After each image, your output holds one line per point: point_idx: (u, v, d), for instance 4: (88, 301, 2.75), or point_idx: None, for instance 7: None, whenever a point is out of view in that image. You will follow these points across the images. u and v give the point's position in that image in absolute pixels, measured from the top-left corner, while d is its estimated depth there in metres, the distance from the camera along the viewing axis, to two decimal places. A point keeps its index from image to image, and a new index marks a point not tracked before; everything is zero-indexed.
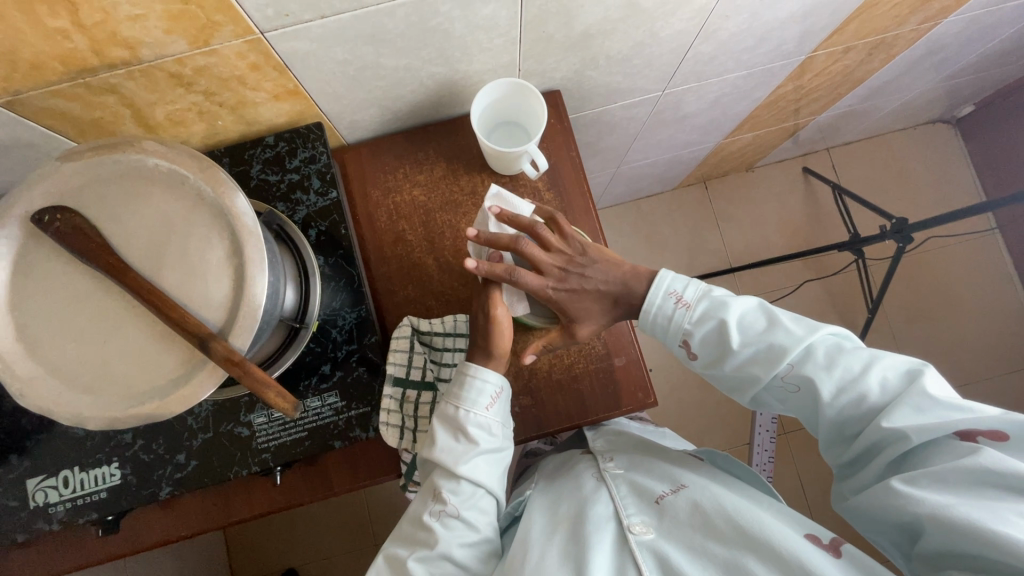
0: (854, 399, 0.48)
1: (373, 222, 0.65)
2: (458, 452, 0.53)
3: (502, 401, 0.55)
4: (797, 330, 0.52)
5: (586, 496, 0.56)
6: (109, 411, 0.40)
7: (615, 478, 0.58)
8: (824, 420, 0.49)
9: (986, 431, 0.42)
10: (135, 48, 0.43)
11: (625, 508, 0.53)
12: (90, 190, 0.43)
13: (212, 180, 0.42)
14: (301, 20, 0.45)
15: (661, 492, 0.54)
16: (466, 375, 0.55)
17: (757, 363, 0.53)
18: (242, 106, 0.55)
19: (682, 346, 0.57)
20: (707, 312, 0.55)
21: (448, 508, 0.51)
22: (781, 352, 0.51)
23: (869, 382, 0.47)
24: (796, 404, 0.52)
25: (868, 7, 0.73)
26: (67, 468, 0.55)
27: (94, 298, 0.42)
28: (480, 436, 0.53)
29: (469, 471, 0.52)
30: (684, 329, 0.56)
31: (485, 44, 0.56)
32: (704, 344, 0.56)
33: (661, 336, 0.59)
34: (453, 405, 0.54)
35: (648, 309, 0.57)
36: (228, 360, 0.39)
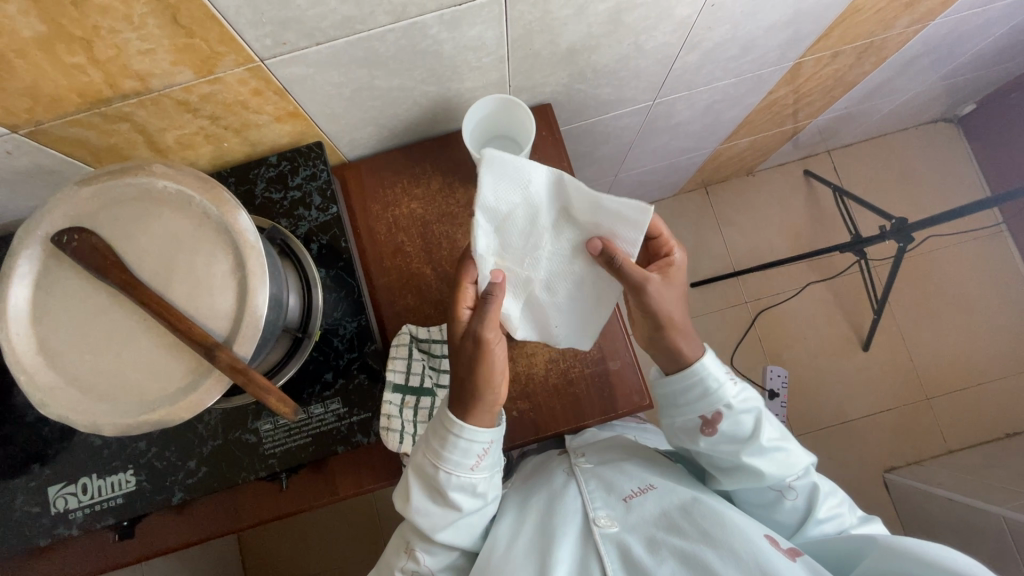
0: (833, 522, 0.60)
1: (373, 234, 0.68)
2: (436, 515, 0.54)
3: (490, 457, 0.54)
4: (798, 454, 0.62)
5: (556, 492, 0.59)
6: (124, 418, 0.43)
7: (584, 473, 0.61)
8: (806, 531, 0.59)
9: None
10: (145, 79, 0.47)
11: (592, 502, 0.56)
12: (106, 211, 0.46)
13: (216, 200, 0.45)
14: (297, 47, 0.48)
15: (628, 491, 0.57)
16: (450, 437, 0.52)
17: (771, 461, 0.59)
18: (246, 128, 0.58)
19: (706, 416, 0.59)
20: (749, 400, 0.60)
21: (421, 567, 0.56)
22: (795, 459, 0.60)
23: (842, 516, 0.61)
24: (777, 509, 0.61)
25: (851, 14, 0.75)
26: (85, 476, 0.57)
27: (109, 311, 0.44)
28: (461, 499, 0.54)
29: (446, 536, 0.55)
30: (722, 404, 0.58)
31: (474, 63, 0.59)
32: (735, 426, 0.59)
33: (693, 400, 0.59)
34: (433, 466, 0.53)
35: (704, 376, 0.58)
36: (231, 367, 0.42)
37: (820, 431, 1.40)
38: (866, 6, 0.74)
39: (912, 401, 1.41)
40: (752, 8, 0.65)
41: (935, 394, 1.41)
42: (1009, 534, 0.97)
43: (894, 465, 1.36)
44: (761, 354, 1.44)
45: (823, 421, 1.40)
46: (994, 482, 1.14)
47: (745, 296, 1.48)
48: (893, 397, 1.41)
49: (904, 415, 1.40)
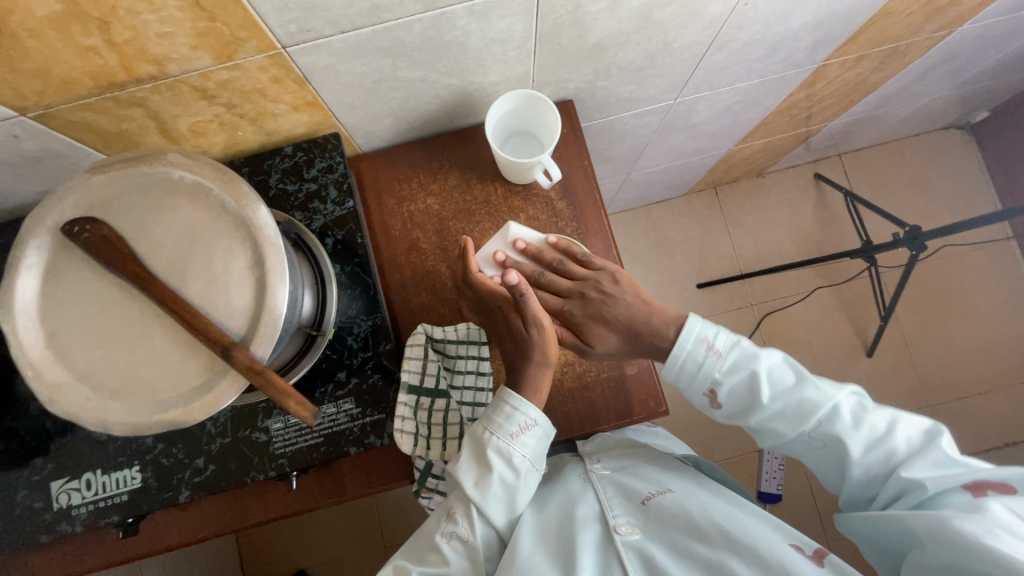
0: (883, 456, 0.54)
1: (388, 230, 0.66)
2: (474, 478, 0.53)
3: (533, 433, 0.54)
4: (825, 386, 0.56)
5: (572, 497, 0.57)
6: (134, 417, 0.41)
7: (601, 478, 0.59)
8: (851, 474, 0.55)
9: (996, 483, 0.48)
10: (162, 64, 0.44)
11: (611, 508, 0.55)
12: (118, 201, 0.44)
13: (235, 193, 0.43)
14: (321, 35, 0.46)
15: (647, 493, 0.56)
16: (500, 398, 0.55)
17: (783, 418, 0.57)
18: (262, 117, 0.56)
19: (708, 393, 0.60)
20: (738, 364, 0.58)
21: (457, 532, 0.52)
22: (811, 408, 0.55)
23: (895, 441, 0.54)
24: (822, 459, 0.58)
25: (881, 17, 0.73)
26: (89, 472, 0.56)
27: (120, 307, 0.43)
28: (499, 464, 0.53)
29: (482, 503, 0.52)
30: (713, 378, 0.59)
31: (500, 56, 0.57)
32: (731, 394, 0.59)
33: (687, 382, 0.60)
34: (480, 427, 0.54)
35: (676, 355, 0.59)
36: (250, 368, 0.41)
37: None
38: (897, 10, 0.73)
39: (914, 407, 1.41)
40: (785, 8, 0.64)
41: (937, 402, 1.41)
42: None
43: None
44: None
45: None
46: None
47: (751, 298, 1.47)
48: (895, 404, 1.41)
49: None
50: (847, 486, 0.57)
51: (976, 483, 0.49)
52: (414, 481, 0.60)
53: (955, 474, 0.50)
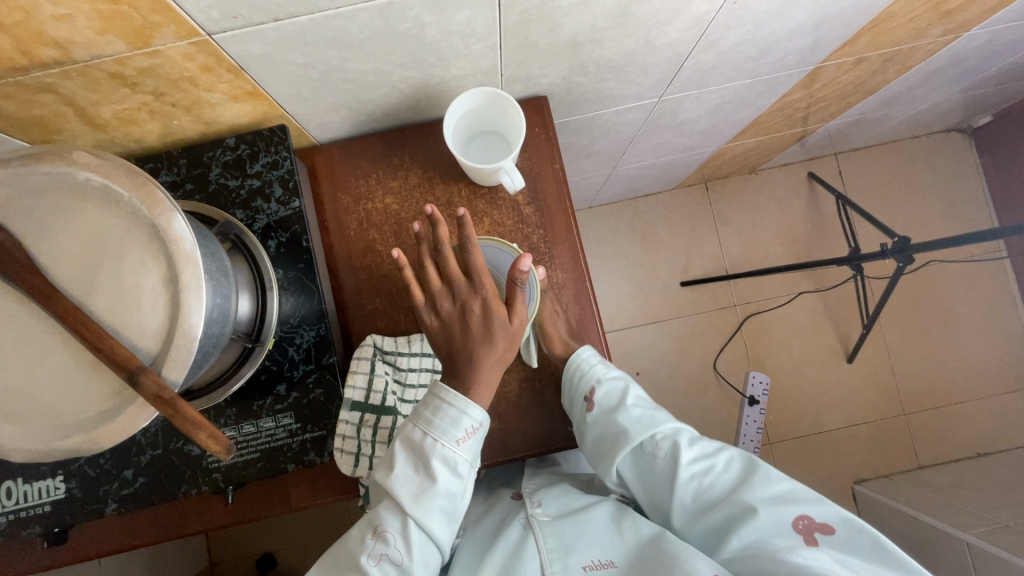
0: (708, 474, 0.55)
1: (343, 230, 0.62)
2: (413, 488, 0.47)
3: (477, 439, 0.49)
4: (673, 416, 0.61)
5: (513, 552, 0.51)
6: (34, 443, 0.38)
7: (543, 528, 0.53)
8: (683, 488, 0.55)
9: (819, 523, 0.50)
10: (67, 48, 0.40)
11: (550, 564, 0.50)
12: (18, 203, 0.40)
13: (149, 200, 0.39)
14: (251, 22, 0.41)
15: (588, 561, 0.50)
16: (442, 405, 0.49)
17: (640, 425, 0.58)
18: (197, 106, 0.51)
19: (582, 392, 0.59)
20: (618, 377, 0.62)
21: (389, 553, 0.47)
22: (663, 423, 0.59)
23: (718, 464, 0.56)
24: (652, 474, 0.57)
25: (884, 20, 0.68)
26: (9, 480, 0.53)
27: (18, 320, 0.39)
28: (442, 474, 0.48)
29: (422, 518, 0.47)
30: (593, 376, 0.60)
31: (462, 50, 0.52)
32: (606, 398, 0.60)
33: (567, 379, 0.60)
34: (420, 431, 0.49)
35: (571, 358, 0.61)
36: (156, 396, 0.37)
37: (796, 439, 1.39)
38: (901, 13, 0.67)
39: (889, 415, 1.40)
40: (778, 8, 0.59)
41: (912, 411, 1.41)
42: (970, 559, 0.99)
43: (864, 477, 1.36)
44: (745, 360, 1.42)
45: (799, 430, 1.40)
46: (959, 504, 1.15)
47: (734, 299, 1.44)
48: (870, 410, 1.40)
49: (879, 429, 1.40)
50: (679, 502, 0.55)
51: (806, 520, 0.50)
52: (359, 496, 0.57)
53: (789, 505, 0.51)
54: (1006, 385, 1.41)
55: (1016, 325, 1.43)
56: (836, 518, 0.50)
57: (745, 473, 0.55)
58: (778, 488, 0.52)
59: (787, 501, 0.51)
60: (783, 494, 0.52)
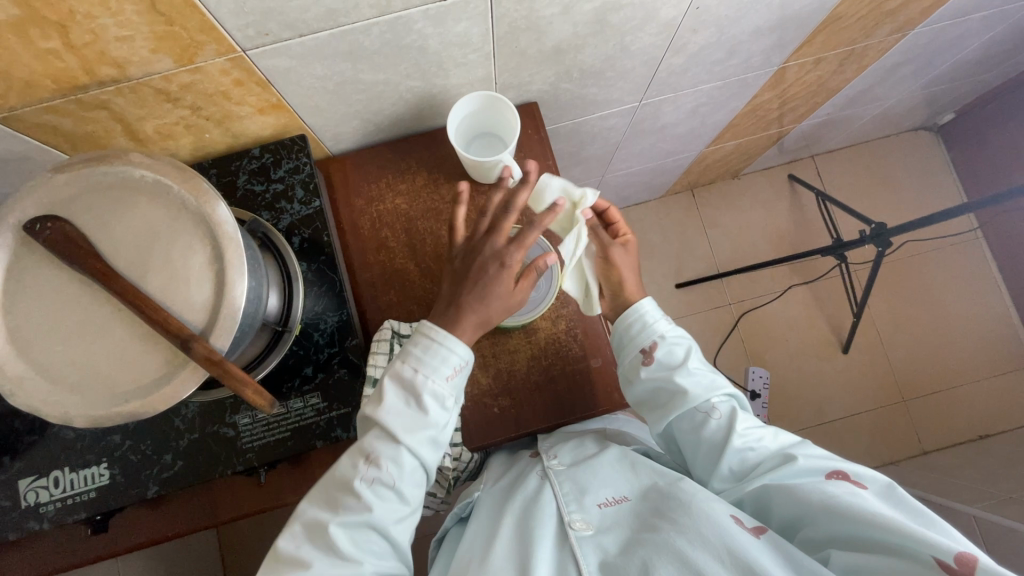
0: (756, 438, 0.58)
1: (357, 229, 0.68)
2: (406, 419, 0.52)
3: (461, 375, 0.55)
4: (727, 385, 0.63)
5: (530, 501, 0.55)
6: (94, 410, 0.42)
7: (558, 475, 0.58)
8: (733, 445, 0.56)
9: (854, 480, 0.52)
10: (123, 66, 0.46)
11: (567, 505, 0.54)
12: (81, 199, 0.45)
13: (195, 191, 0.45)
14: (280, 38, 0.48)
15: (603, 499, 0.55)
16: (433, 345, 0.53)
17: (700, 383, 0.61)
18: (228, 119, 0.58)
19: (645, 352, 0.63)
20: (682, 336, 0.64)
21: (381, 475, 0.51)
22: (718, 386, 0.61)
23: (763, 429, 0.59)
24: (702, 433, 0.59)
25: (833, 20, 0.76)
26: (57, 470, 0.56)
27: (80, 301, 0.44)
28: (432, 408, 0.53)
29: (413, 448, 0.52)
30: (657, 336, 0.63)
31: (460, 59, 0.59)
32: (668, 355, 0.62)
33: (631, 336, 0.63)
34: (410, 368, 0.53)
35: (636, 309, 0.63)
36: (207, 359, 0.41)
37: (800, 431, 1.41)
38: (847, 15, 0.76)
39: (889, 402, 1.43)
40: (736, 12, 0.66)
41: (911, 397, 1.44)
42: (979, 531, 1.00)
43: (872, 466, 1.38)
44: (744, 355, 1.46)
45: (803, 422, 1.42)
46: (964, 482, 1.17)
47: (728, 298, 1.50)
48: (870, 399, 1.43)
49: (881, 417, 1.42)
50: (726, 462, 0.57)
51: (841, 474, 0.53)
52: None
53: (827, 462, 0.54)
54: (999, 367, 1.45)
55: (1001, 307, 1.48)
56: (872, 479, 0.52)
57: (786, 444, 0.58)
58: (815, 452, 0.56)
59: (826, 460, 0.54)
60: (822, 456, 0.55)
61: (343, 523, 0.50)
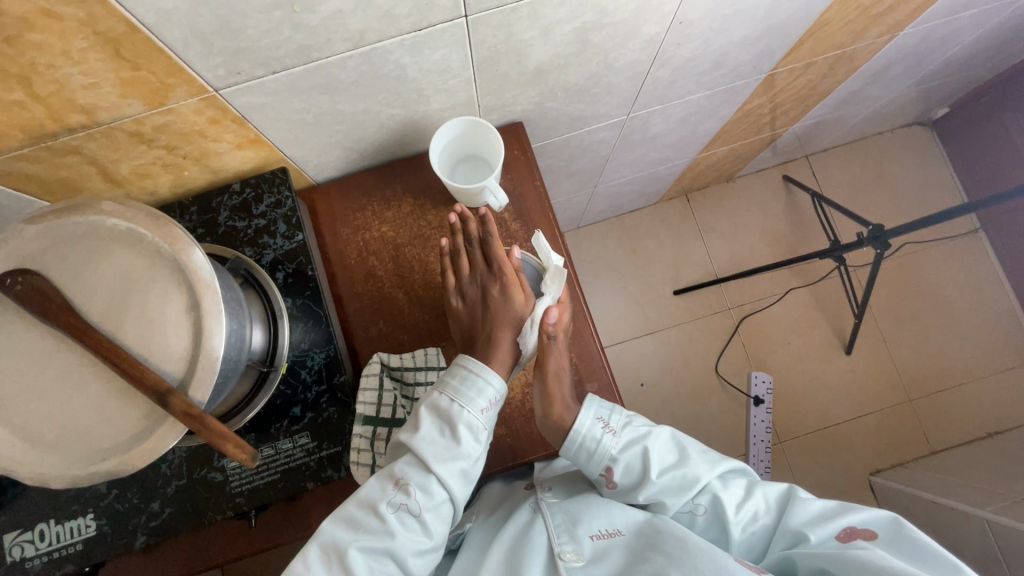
0: (752, 517, 0.54)
1: (344, 259, 0.67)
2: (439, 447, 0.51)
3: (495, 409, 0.54)
4: (702, 466, 0.57)
5: (521, 529, 0.54)
6: (73, 470, 0.41)
7: (551, 507, 0.56)
8: (733, 542, 0.53)
9: (861, 530, 0.50)
10: (92, 112, 0.45)
11: (557, 535, 0.52)
12: (53, 251, 0.44)
13: (170, 238, 0.44)
14: (252, 76, 0.47)
15: (595, 531, 0.53)
16: (469, 374, 0.53)
17: (670, 494, 0.55)
18: (206, 156, 0.56)
19: (603, 475, 0.57)
20: (632, 443, 0.57)
21: (409, 503, 0.49)
22: (692, 482, 0.55)
23: (757, 501, 0.55)
24: (698, 531, 0.56)
25: (820, 27, 0.75)
26: (42, 522, 0.55)
27: (54, 357, 0.42)
28: (465, 438, 0.51)
29: (444, 477, 0.50)
30: (609, 458, 0.56)
31: (440, 86, 0.58)
32: (627, 474, 0.56)
33: (585, 463, 0.57)
34: (447, 397, 0.53)
35: (576, 435, 0.56)
36: (185, 414, 0.40)
37: (807, 436, 1.40)
38: (835, 20, 0.74)
39: (895, 402, 1.41)
40: (720, 24, 0.65)
41: (917, 396, 1.42)
42: (993, 537, 0.98)
43: (880, 468, 1.36)
44: (746, 360, 1.44)
45: (809, 426, 1.40)
46: (976, 483, 1.15)
47: (728, 302, 1.48)
48: (876, 400, 1.41)
49: (887, 418, 1.40)
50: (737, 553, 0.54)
51: (849, 529, 0.51)
52: None
53: (831, 521, 0.51)
54: (1006, 362, 1.43)
55: (1005, 301, 1.46)
56: (879, 526, 0.50)
57: (784, 505, 0.55)
58: (816, 508, 0.53)
59: (828, 517, 0.52)
60: (822, 514, 0.52)
61: (365, 548, 0.47)
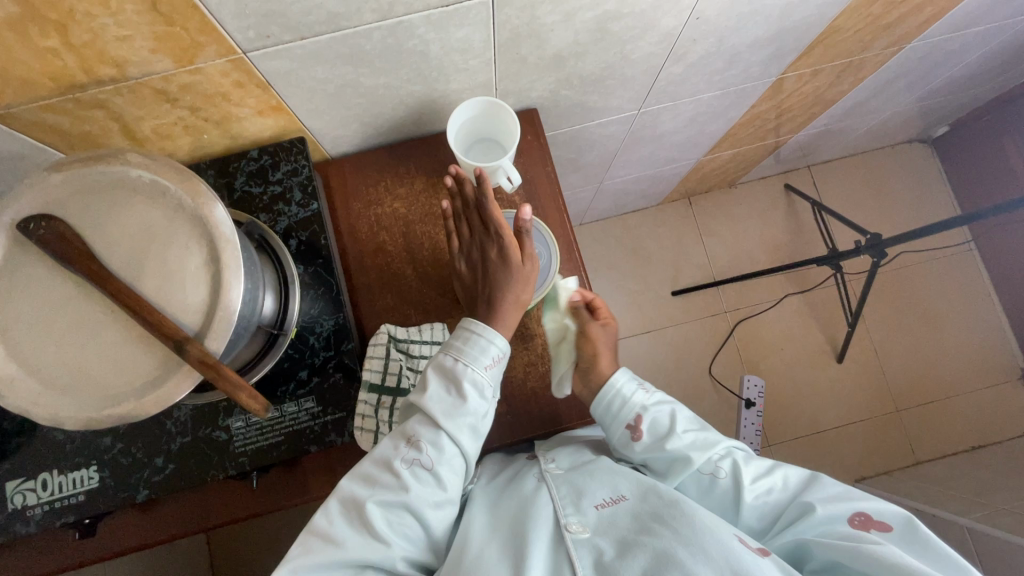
0: (768, 488, 0.57)
1: (355, 233, 0.68)
2: (447, 406, 0.53)
3: (500, 367, 0.56)
4: (722, 437, 0.63)
5: (526, 501, 0.54)
6: (85, 412, 0.42)
7: (555, 478, 0.57)
8: (748, 505, 0.56)
9: (876, 519, 0.52)
10: (123, 66, 0.46)
11: (563, 508, 0.53)
12: (77, 199, 0.45)
13: (193, 192, 0.45)
14: (281, 41, 0.48)
15: (599, 500, 0.54)
16: (473, 334, 0.55)
17: (695, 447, 0.60)
18: (227, 120, 0.57)
19: (631, 425, 0.62)
20: (662, 402, 0.65)
21: (421, 458, 0.51)
22: (713, 442, 0.61)
23: (775, 477, 0.58)
24: (713, 496, 0.58)
25: (831, 33, 0.77)
26: (45, 472, 0.56)
27: (73, 302, 0.43)
28: (471, 396, 0.53)
29: (453, 433, 0.52)
30: (638, 408, 0.63)
31: (461, 65, 0.59)
32: (654, 423, 0.62)
33: (614, 410, 0.63)
34: (452, 358, 0.54)
35: (612, 382, 0.64)
36: (202, 362, 0.41)
37: (794, 440, 1.42)
38: (845, 27, 0.76)
39: (883, 412, 1.44)
40: (736, 23, 0.67)
41: (904, 407, 1.44)
42: (972, 543, 1.00)
43: (864, 475, 1.38)
44: (739, 363, 1.46)
45: (798, 430, 1.42)
46: (958, 493, 1.17)
47: (724, 306, 1.50)
48: (865, 409, 1.44)
49: (875, 427, 1.43)
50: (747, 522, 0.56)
51: (863, 515, 0.52)
52: None
53: (845, 503, 0.53)
54: (992, 378, 1.46)
55: (994, 318, 1.49)
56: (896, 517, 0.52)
57: (800, 489, 0.57)
58: (833, 490, 0.55)
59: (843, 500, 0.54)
60: (839, 495, 0.54)
61: (380, 500, 0.49)
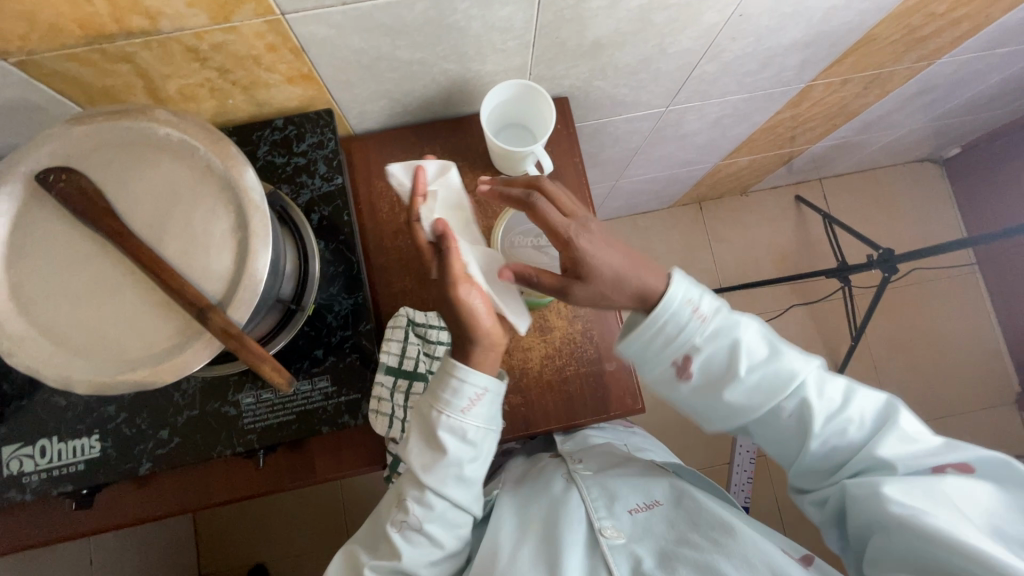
0: (841, 428, 0.53)
1: (376, 212, 0.66)
2: (425, 460, 0.50)
3: (485, 404, 0.50)
4: (796, 362, 0.53)
5: (558, 502, 0.55)
6: (97, 377, 0.40)
7: (585, 480, 0.57)
8: (815, 446, 0.53)
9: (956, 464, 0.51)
10: (155, 19, 0.44)
11: (596, 510, 0.53)
12: (100, 154, 0.43)
13: (222, 154, 0.43)
14: (322, 5, 0.46)
15: (633, 504, 0.54)
16: (448, 380, 0.50)
17: (761, 391, 0.52)
18: (254, 86, 0.55)
19: (682, 360, 0.52)
20: (721, 328, 0.52)
21: (409, 520, 0.51)
22: (784, 381, 0.52)
23: (851, 411, 0.53)
24: (778, 426, 0.54)
25: (866, 42, 0.76)
26: (44, 438, 0.53)
27: (92, 261, 0.41)
28: (451, 445, 0.50)
29: (437, 488, 0.50)
30: (693, 342, 0.51)
31: (498, 46, 0.57)
32: (709, 360, 0.52)
33: (660, 346, 0.51)
34: (427, 406, 0.51)
35: (663, 307, 0.49)
36: (225, 332, 0.39)
37: None
38: (881, 36, 0.75)
39: None
40: (776, 24, 0.66)
41: None
42: None
43: None
44: None
45: None
46: None
47: None
48: None
49: None
50: (808, 461, 0.55)
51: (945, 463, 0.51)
52: (385, 467, 0.58)
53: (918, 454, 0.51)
54: (988, 400, 1.47)
55: (994, 341, 1.50)
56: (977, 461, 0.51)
57: (876, 426, 0.53)
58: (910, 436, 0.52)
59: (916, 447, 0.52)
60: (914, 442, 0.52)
61: (374, 566, 0.50)
